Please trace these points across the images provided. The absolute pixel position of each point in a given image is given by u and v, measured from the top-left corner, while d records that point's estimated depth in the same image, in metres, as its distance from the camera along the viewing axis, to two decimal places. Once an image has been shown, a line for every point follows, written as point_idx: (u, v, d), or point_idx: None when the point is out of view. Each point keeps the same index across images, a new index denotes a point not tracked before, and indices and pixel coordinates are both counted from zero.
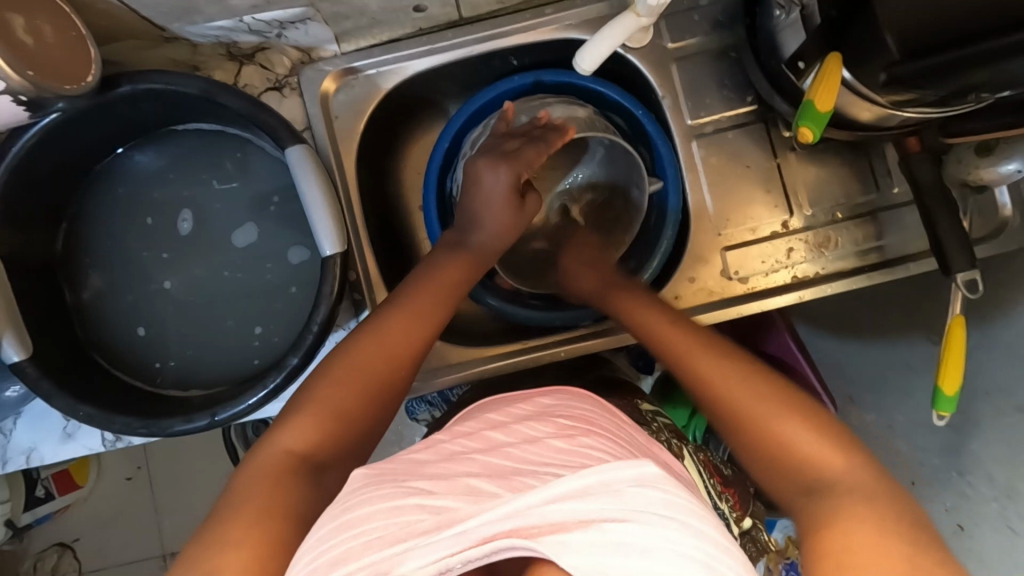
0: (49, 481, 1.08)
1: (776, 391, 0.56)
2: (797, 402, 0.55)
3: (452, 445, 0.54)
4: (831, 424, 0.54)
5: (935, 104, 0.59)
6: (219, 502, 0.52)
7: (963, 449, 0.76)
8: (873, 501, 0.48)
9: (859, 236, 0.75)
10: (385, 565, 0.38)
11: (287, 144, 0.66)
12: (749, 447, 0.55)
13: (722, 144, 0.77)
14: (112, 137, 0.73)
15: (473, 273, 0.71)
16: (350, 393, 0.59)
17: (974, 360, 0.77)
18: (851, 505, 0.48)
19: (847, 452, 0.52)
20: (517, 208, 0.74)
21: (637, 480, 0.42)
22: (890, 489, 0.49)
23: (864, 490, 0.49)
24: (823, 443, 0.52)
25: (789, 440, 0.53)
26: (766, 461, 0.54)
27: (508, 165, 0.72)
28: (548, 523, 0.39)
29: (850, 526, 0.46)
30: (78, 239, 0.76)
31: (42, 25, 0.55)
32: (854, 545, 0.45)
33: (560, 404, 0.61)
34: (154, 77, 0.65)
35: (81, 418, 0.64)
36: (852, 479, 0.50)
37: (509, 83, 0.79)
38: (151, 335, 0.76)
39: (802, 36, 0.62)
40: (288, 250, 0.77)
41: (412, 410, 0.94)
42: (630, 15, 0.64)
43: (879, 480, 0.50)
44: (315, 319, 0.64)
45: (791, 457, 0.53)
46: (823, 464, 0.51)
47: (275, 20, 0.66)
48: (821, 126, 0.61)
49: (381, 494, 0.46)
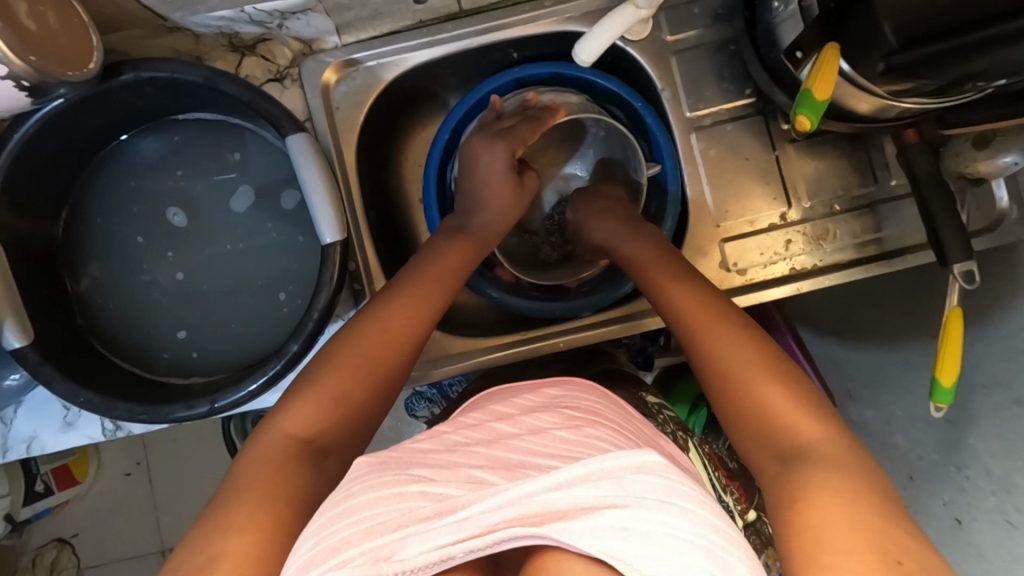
0: (48, 476, 1.08)
1: (770, 363, 0.56)
2: (783, 375, 0.55)
3: (456, 434, 0.54)
4: (813, 397, 0.54)
5: (933, 95, 0.60)
6: (223, 485, 0.52)
7: (961, 443, 0.76)
8: (848, 473, 0.47)
9: (858, 228, 0.76)
10: (386, 551, 0.39)
11: (287, 133, 0.66)
12: (736, 416, 0.55)
13: (720, 136, 0.78)
14: (114, 126, 0.73)
15: (474, 255, 0.72)
16: (354, 377, 0.59)
17: (971, 353, 0.77)
18: (823, 475, 0.47)
19: (828, 425, 0.52)
20: (515, 185, 0.77)
21: (637, 467, 0.43)
22: (863, 462, 0.48)
23: (839, 461, 0.48)
24: (810, 417, 0.52)
25: (776, 409, 0.53)
26: (750, 430, 0.54)
27: (503, 142, 0.74)
28: (550, 511, 0.40)
29: (821, 494, 0.46)
30: (78, 225, 0.76)
31: (45, 12, 0.56)
32: (823, 510, 0.44)
33: (565, 395, 0.61)
34: (154, 65, 0.65)
35: (83, 404, 0.64)
36: (831, 452, 0.49)
37: (496, 82, 0.79)
38: (196, 337, 0.76)
39: (802, 27, 0.61)
40: (280, 196, 0.77)
41: (411, 407, 0.94)
42: (629, 7, 0.65)
43: (852, 450, 0.49)
44: (316, 305, 0.64)
45: (771, 421, 0.53)
46: (797, 434, 0.51)
47: (277, 11, 0.66)
48: (819, 114, 0.62)
49: (383, 482, 0.45)
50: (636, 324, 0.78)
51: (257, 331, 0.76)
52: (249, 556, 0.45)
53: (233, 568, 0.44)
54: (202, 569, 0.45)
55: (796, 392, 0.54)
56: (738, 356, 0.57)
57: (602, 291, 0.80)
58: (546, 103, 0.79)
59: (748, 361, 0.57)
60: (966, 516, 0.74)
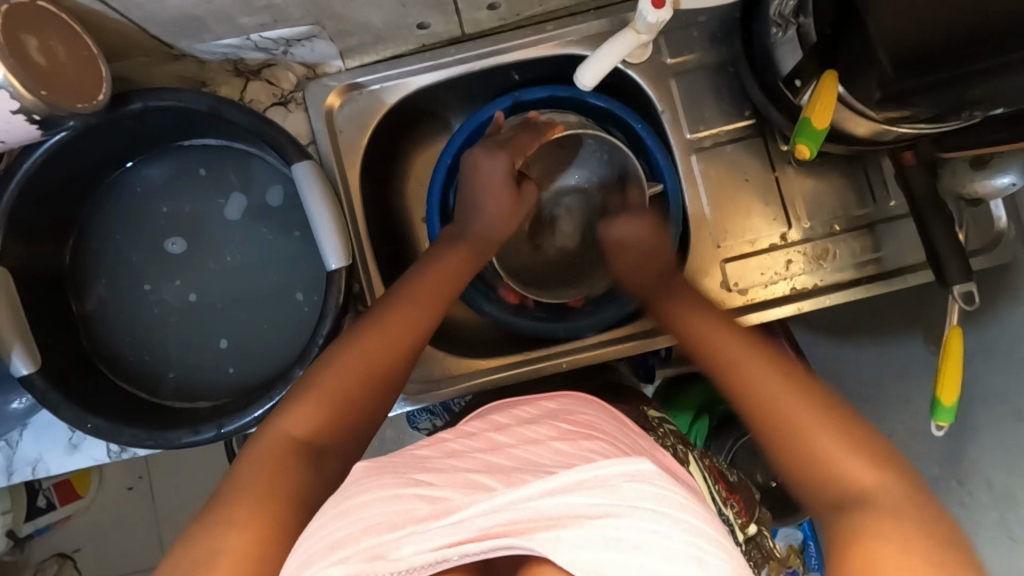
0: (50, 491, 1.10)
1: (822, 401, 0.54)
2: (834, 412, 0.54)
3: (456, 442, 0.54)
4: (871, 439, 0.52)
5: (928, 121, 0.61)
6: (223, 486, 0.51)
7: (962, 457, 0.77)
8: (912, 529, 0.45)
9: (858, 248, 0.76)
10: (381, 550, 0.40)
11: (293, 159, 0.67)
12: (784, 458, 0.53)
13: (721, 158, 0.78)
14: (121, 152, 0.74)
15: (471, 264, 0.73)
16: (352, 383, 0.59)
17: (972, 368, 0.77)
18: (880, 522, 0.46)
19: (882, 466, 0.50)
20: (516, 196, 0.78)
21: (631, 475, 0.44)
22: (927, 512, 0.47)
23: (898, 507, 0.47)
24: (866, 462, 0.50)
25: (824, 445, 0.52)
26: (806, 475, 0.52)
27: (505, 153, 0.75)
28: (545, 518, 0.41)
29: (886, 549, 0.44)
30: (84, 250, 0.76)
31: (54, 45, 0.56)
32: (892, 573, 0.42)
33: (563, 408, 0.62)
34: (162, 94, 0.66)
35: (89, 430, 0.64)
36: (893, 503, 0.47)
37: (498, 103, 0.80)
38: (234, 348, 0.77)
39: (800, 54, 0.62)
40: (266, 193, 0.78)
41: (413, 418, 0.97)
42: (630, 33, 0.66)
43: (912, 499, 0.48)
44: (320, 332, 0.65)
45: (826, 469, 0.51)
46: (855, 480, 0.50)
47: (282, 38, 0.69)
48: (818, 143, 0.63)
49: (381, 483, 0.45)
50: (641, 343, 0.79)
51: (264, 348, 0.77)
52: (248, 552, 0.45)
53: (233, 566, 0.44)
54: (201, 566, 0.44)
55: (853, 438, 0.52)
56: (787, 402, 0.55)
57: (606, 311, 0.79)
58: (543, 121, 0.80)
59: (791, 396, 0.55)
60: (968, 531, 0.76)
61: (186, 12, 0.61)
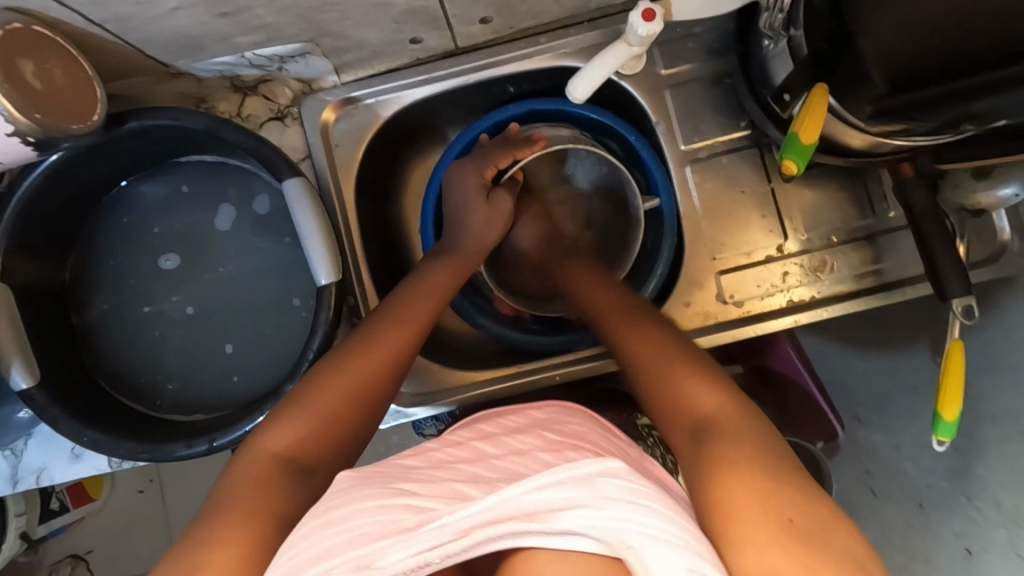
0: (63, 493, 1.11)
1: (687, 355, 0.59)
2: (696, 363, 0.58)
3: (440, 452, 0.55)
4: (726, 382, 0.56)
5: (926, 134, 0.60)
6: (209, 503, 0.52)
7: (971, 474, 0.74)
8: (749, 447, 0.48)
9: (856, 260, 0.75)
10: (365, 559, 0.39)
11: (285, 177, 0.68)
12: (654, 403, 0.57)
13: (716, 169, 0.78)
14: (120, 169, 0.76)
15: (458, 276, 0.73)
16: (341, 401, 0.59)
17: (979, 384, 0.75)
18: (725, 444, 0.49)
19: (729, 400, 0.54)
20: (491, 208, 0.78)
21: (606, 470, 0.42)
22: (766, 436, 0.50)
23: (739, 432, 0.50)
24: (717, 398, 0.54)
25: (682, 393, 0.55)
26: (669, 414, 0.55)
27: (473, 164, 0.77)
28: (522, 514, 0.40)
29: (726, 464, 0.47)
30: (86, 265, 0.78)
31: (51, 69, 0.58)
32: (732, 485, 0.45)
33: (549, 418, 0.62)
34: (158, 114, 0.67)
35: (86, 443, 0.65)
36: (734, 427, 0.51)
37: (485, 121, 0.81)
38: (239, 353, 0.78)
39: (791, 67, 0.61)
40: (254, 200, 0.79)
41: (418, 426, 0.97)
42: (622, 45, 0.67)
43: (752, 425, 0.51)
44: (311, 346, 0.66)
45: (685, 407, 0.55)
46: (707, 413, 0.53)
47: (276, 55, 0.70)
48: (805, 159, 0.63)
49: (367, 495, 0.46)
50: None
51: (259, 360, 0.78)
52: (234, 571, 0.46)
53: None
54: None
55: (709, 380, 0.56)
56: (656, 355, 0.60)
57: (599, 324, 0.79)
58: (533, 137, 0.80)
59: (662, 350, 0.61)
60: (977, 546, 0.72)
61: (182, 32, 0.62)
